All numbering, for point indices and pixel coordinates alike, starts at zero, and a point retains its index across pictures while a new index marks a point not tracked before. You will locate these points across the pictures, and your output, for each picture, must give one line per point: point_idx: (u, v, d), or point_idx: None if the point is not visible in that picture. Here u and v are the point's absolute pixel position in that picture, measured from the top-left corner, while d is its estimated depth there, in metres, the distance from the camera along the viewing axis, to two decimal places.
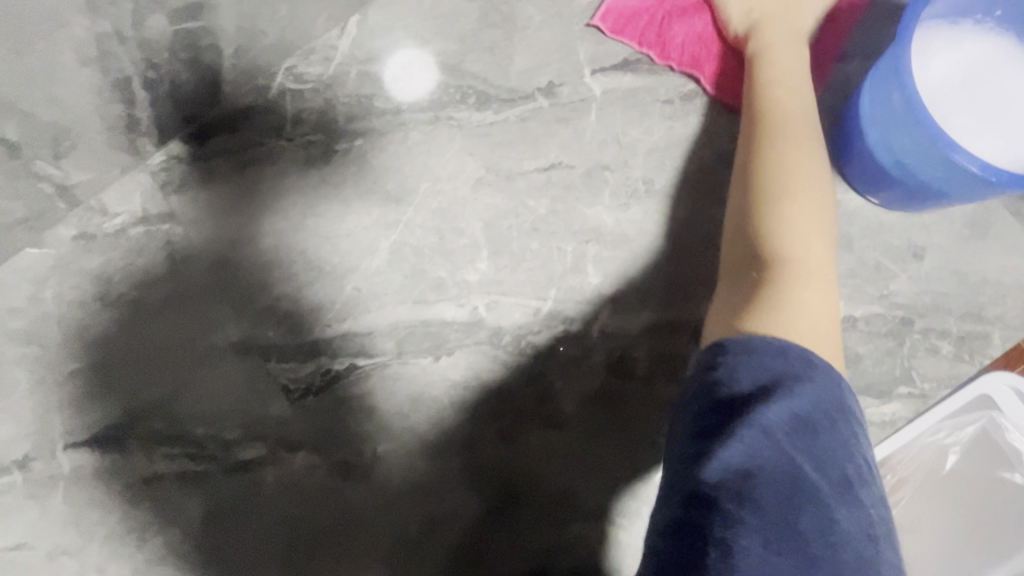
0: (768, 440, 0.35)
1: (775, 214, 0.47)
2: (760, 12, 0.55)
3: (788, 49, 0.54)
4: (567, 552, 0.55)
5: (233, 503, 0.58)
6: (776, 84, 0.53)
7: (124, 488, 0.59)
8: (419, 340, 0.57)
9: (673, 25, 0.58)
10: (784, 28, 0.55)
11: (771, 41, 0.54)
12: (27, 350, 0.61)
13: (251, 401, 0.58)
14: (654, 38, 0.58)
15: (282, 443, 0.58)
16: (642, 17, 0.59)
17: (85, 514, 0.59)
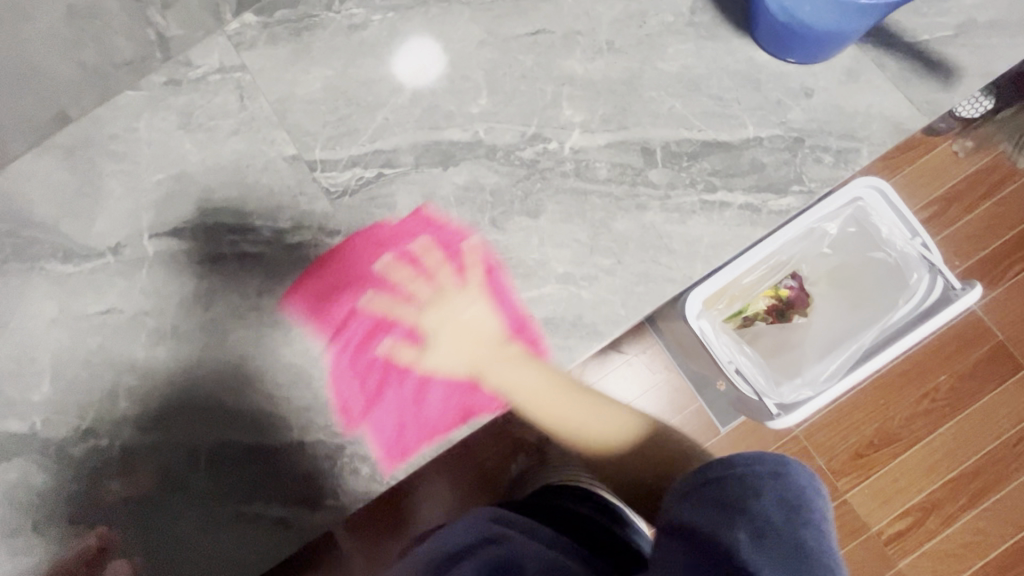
0: (685, 515, 0.54)
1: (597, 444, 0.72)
2: (472, 364, 0.71)
3: (513, 369, 0.69)
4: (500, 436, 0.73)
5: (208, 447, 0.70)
6: (491, 370, 0.71)
7: (196, 267, 0.75)
8: (433, 156, 0.74)
9: (406, 410, 0.70)
10: (495, 355, 0.71)
11: (494, 373, 0.71)
12: (124, 164, 0.78)
13: (300, 199, 0.75)
14: (415, 390, 0.70)
15: (323, 231, 0.74)
16: (363, 384, 0.70)
17: (164, 286, 0.75)
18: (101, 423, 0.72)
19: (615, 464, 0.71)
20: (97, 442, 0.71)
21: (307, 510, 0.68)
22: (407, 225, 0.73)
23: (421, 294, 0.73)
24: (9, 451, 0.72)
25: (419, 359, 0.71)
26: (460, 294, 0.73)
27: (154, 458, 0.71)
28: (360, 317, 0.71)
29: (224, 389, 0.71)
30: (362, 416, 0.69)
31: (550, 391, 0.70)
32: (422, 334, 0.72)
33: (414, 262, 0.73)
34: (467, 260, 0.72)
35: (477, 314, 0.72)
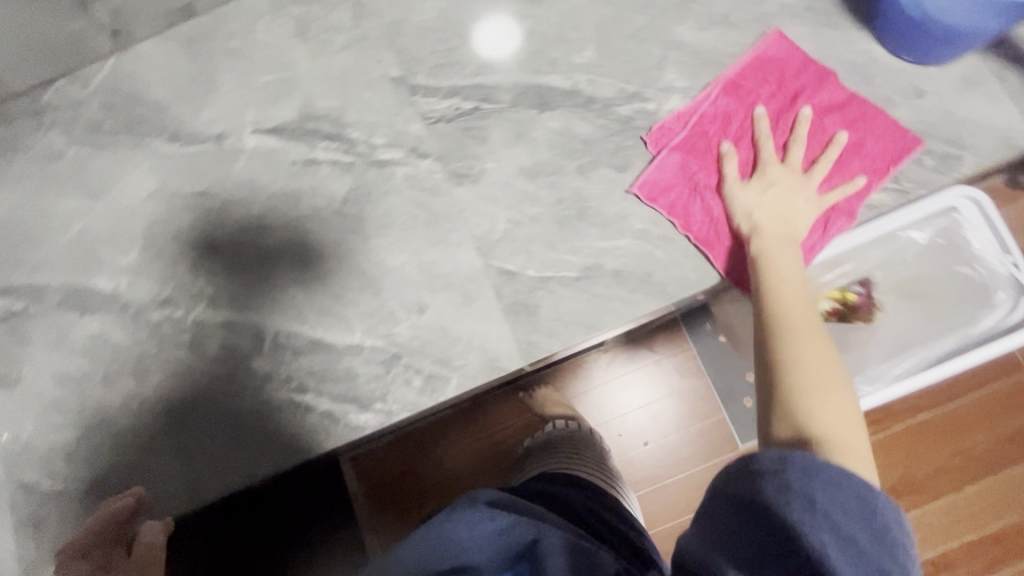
0: (755, 492, 0.41)
1: (789, 370, 0.52)
2: (759, 226, 0.64)
3: (781, 256, 0.62)
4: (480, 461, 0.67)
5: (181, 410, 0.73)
6: (778, 280, 0.60)
7: (289, 166, 0.78)
8: (531, 98, 0.76)
9: (687, 181, 0.71)
10: (780, 232, 0.64)
11: (764, 244, 0.63)
12: (238, 61, 0.82)
13: (396, 120, 0.78)
14: (679, 208, 0.70)
15: (414, 152, 0.76)
16: (666, 190, 0.71)
17: (256, 179, 0.78)
18: (179, 295, 0.76)
19: (818, 420, 0.48)
20: (172, 312, 0.76)
21: (353, 409, 0.70)
22: (790, 71, 0.72)
23: (759, 132, 0.70)
24: (95, 306, 0.77)
25: (735, 189, 0.68)
26: (779, 165, 0.68)
27: (221, 335, 0.74)
28: (670, 145, 0.72)
29: (296, 283, 0.74)
30: (653, 202, 0.71)
31: (806, 323, 0.56)
32: (757, 171, 0.68)
33: (778, 129, 0.71)
34: (821, 150, 0.69)
35: (802, 206, 0.65)
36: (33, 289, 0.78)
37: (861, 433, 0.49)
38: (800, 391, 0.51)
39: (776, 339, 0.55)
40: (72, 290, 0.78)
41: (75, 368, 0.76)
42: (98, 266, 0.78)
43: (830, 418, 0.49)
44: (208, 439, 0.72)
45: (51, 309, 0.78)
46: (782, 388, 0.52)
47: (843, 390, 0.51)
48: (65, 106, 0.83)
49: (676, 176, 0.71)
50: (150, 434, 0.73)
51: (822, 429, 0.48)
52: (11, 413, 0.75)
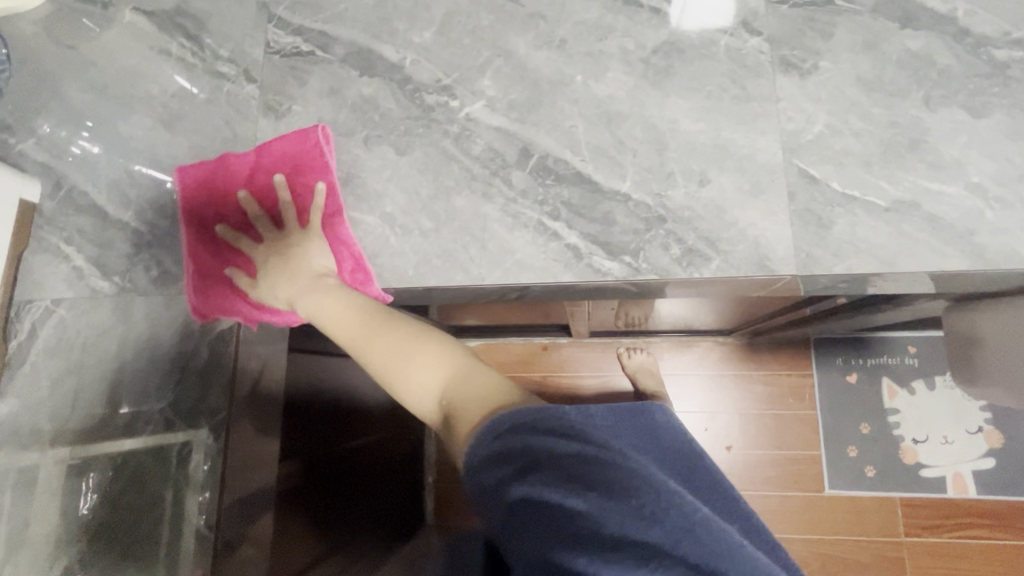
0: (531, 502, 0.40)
1: (407, 385, 0.56)
2: (281, 299, 0.72)
3: (324, 306, 0.66)
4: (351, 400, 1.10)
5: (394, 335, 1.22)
6: (343, 328, 0.63)
7: (609, 0, 0.74)
8: (895, 9, 0.68)
9: (267, 305, 0.78)
10: (301, 278, 0.70)
11: (290, 292, 0.69)
12: None
13: (705, 16, 0.71)
14: (248, 302, 0.80)
15: (745, 26, 0.70)
16: (204, 292, 0.81)
17: (570, 1, 0.75)
18: (460, 88, 0.75)
19: (412, 389, 0.56)
20: (448, 101, 0.75)
21: (600, 253, 0.67)
22: (304, 159, 0.75)
23: (268, 232, 0.74)
24: (376, 70, 0.77)
25: (264, 282, 0.74)
26: (293, 230, 0.73)
27: (490, 140, 0.72)
28: (213, 251, 0.79)
29: (578, 115, 0.71)
30: (234, 295, 0.80)
31: (372, 327, 0.61)
32: (256, 267, 0.75)
33: (272, 204, 0.76)
34: (313, 205, 0.73)
35: (318, 249, 0.71)
36: (323, 37, 0.80)
37: (431, 399, 0.54)
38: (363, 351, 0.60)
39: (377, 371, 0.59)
40: (359, 49, 0.78)
41: (340, 121, 0.77)
42: (390, 36, 0.78)
43: (412, 381, 0.56)
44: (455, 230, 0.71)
45: (334, 60, 0.79)
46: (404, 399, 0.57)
47: (391, 340, 0.59)
48: None
49: (245, 308, 0.80)
50: (396, 206, 0.73)
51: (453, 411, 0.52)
52: (273, 143, 0.78)
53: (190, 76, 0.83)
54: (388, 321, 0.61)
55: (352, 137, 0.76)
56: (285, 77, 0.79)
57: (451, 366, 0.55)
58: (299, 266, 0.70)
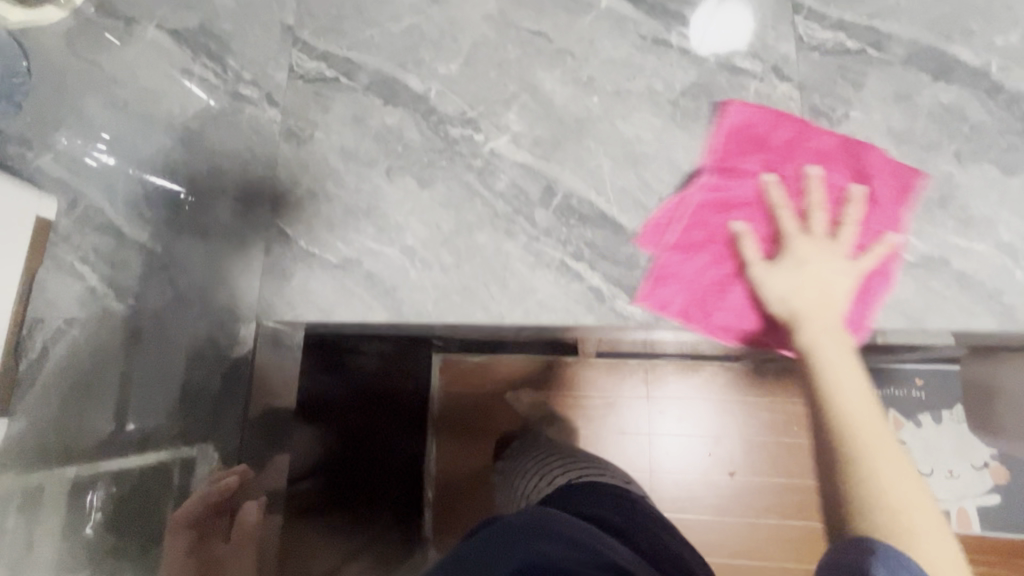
0: None
1: (830, 398, 0.56)
2: (799, 307, 0.61)
3: (836, 390, 0.57)
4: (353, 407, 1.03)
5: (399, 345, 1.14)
6: (834, 377, 0.57)
7: (638, 40, 0.73)
8: (927, 61, 0.68)
9: (704, 287, 0.66)
10: (818, 322, 0.61)
11: (811, 333, 0.60)
12: None
13: (735, 59, 0.71)
14: (673, 265, 0.67)
15: (776, 72, 0.70)
16: (679, 224, 0.67)
17: (599, 38, 0.74)
18: (485, 121, 0.74)
19: (881, 489, 0.50)
20: (472, 134, 0.74)
21: (623, 297, 0.67)
22: (871, 166, 0.66)
23: (814, 226, 0.64)
24: (400, 100, 0.77)
25: (780, 261, 0.63)
26: (802, 239, 0.63)
27: (514, 176, 0.72)
28: (711, 224, 0.67)
29: (604, 155, 0.71)
30: (663, 284, 0.66)
31: (864, 420, 0.54)
32: (778, 248, 0.64)
33: (837, 199, 0.65)
34: (851, 205, 0.64)
35: (837, 279, 0.61)
36: (348, 63, 0.79)
37: (919, 484, 0.51)
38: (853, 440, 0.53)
39: (853, 442, 0.53)
40: (383, 78, 0.78)
41: (362, 150, 0.76)
42: (415, 65, 0.77)
43: (887, 478, 0.51)
44: (475, 267, 0.70)
45: (358, 88, 0.78)
46: (859, 507, 0.49)
47: (895, 461, 0.52)
48: None
49: (666, 245, 0.67)
50: (416, 239, 0.72)
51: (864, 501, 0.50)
52: (293, 169, 0.77)
53: (211, 97, 0.82)
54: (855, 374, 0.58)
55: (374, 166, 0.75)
56: (308, 102, 0.79)
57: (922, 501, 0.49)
58: (789, 313, 0.62)
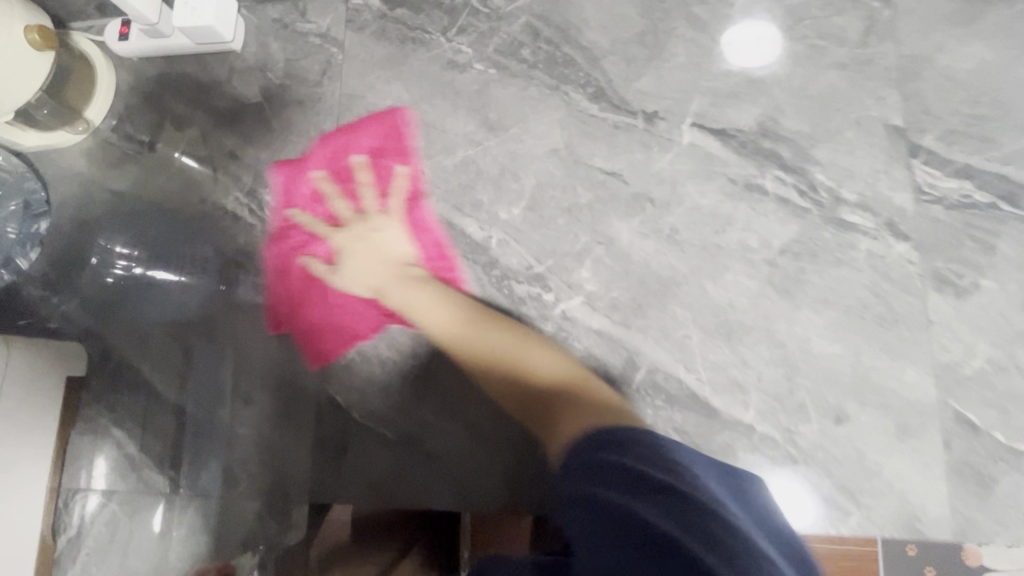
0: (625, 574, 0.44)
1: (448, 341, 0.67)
2: (379, 284, 0.70)
3: (427, 319, 0.67)
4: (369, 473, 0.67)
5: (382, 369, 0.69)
6: (461, 335, 0.66)
7: (728, 185, 0.65)
8: None
9: (297, 292, 0.73)
10: (394, 271, 0.70)
11: (397, 295, 0.69)
12: (700, 36, 0.69)
13: (840, 211, 0.63)
14: (317, 315, 0.71)
15: (891, 228, 0.61)
16: (276, 232, 0.75)
17: (681, 181, 0.66)
18: (554, 277, 0.67)
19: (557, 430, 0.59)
20: (541, 293, 0.67)
21: None
22: (392, 147, 0.73)
23: (344, 213, 0.74)
24: (458, 249, 0.69)
25: (341, 272, 0.72)
26: (379, 214, 0.72)
27: (590, 345, 0.65)
28: (281, 237, 0.74)
29: (692, 324, 0.63)
30: (281, 305, 0.73)
31: (506, 351, 0.65)
32: (337, 259, 0.73)
33: (376, 169, 0.73)
34: (398, 187, 0.72)
35: (393, 237, 0.71)
36: (398, 203, 0.72)
37: (570, 395, 0.60)
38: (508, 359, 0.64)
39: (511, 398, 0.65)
40: (438, 222, 0.70)
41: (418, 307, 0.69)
42: (473, 208, 0.70)
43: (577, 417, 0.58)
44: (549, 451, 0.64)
45: (410, 233, 0.71)
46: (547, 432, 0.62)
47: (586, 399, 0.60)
48: (489, 15, 0.74)
49: (283, 257, 0.74)
50: (481, 414, 0.66)
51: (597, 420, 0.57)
52: (341, 327, 0.70)
53: (247, 238, 0.76)
54: (485, 333, 0.65)
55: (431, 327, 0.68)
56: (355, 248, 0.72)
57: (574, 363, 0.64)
58: (398, 265, 0.70)
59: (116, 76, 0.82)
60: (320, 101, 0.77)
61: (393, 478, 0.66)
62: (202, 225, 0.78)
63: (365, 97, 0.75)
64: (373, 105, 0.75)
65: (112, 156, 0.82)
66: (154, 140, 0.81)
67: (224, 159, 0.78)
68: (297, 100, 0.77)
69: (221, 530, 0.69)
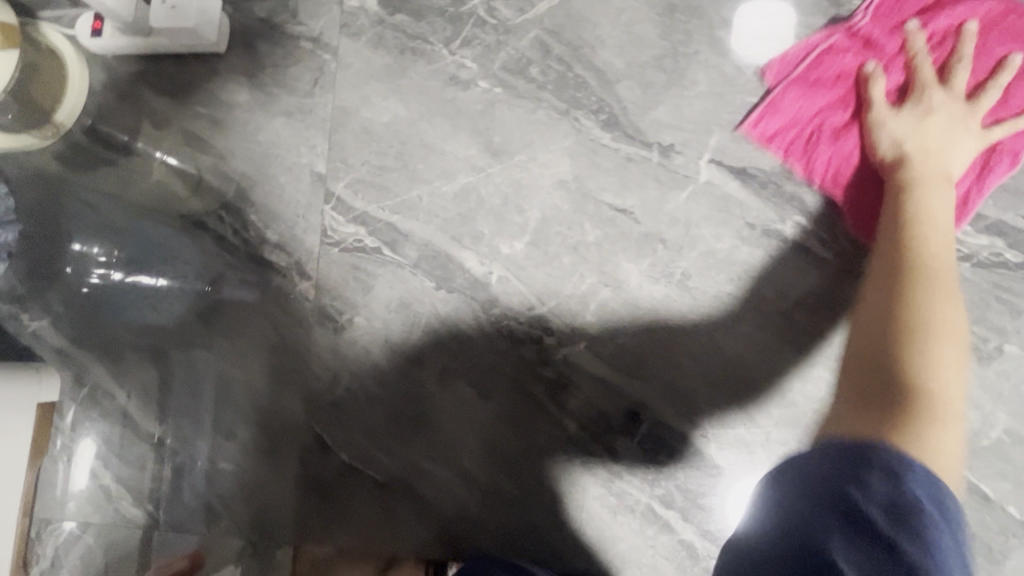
0: None
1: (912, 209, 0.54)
2: (913, 146, 0.57)
3: (942, 194, 0.55)
4: (339, 500, 0.64)
5: (358, 392, 0.65)
6: (927, 223, 0.53)
7: (746, 228, 0.62)
8: None
9: (816, 115, 0.61)
10: (934, 171, 0.56)
11: (926, 170, 0.56)
12: (723, 62, 0.64)
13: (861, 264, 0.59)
14: (810, 98, 0.62)
15: None
16: (805, 58, 0.62)
17: (697, 222, 0.62)
18: (559, 321, 0.63)
19: (922, 361, 0.44)
20: (543, 337, 0.63)
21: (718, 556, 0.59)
22: (994, 55, 0.59)
23: (959, 75, 0.58)
24: (456, 284, 0.65)
25: (889, 121, 0.58)
26: (966, 111, 0.57)
27: (592, 394, 0.62)
28: (842, 81, 0.61)
29: (702, 377, 0.60)
30: (767, 111, 0.62)
31: (936, 256, 0.51)
32: (912, 92, 0.58)
33: (942, 56, 0.59)
34: (964, 47, 0.58)
35: (963, 144, 0.56)
36: (393, 232, 0.67)
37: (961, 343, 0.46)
38: (935, 329, 0.45)
39: (920, 335, 0.45)
40: (435, 253, 0.66)
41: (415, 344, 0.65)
42: (473, 241, 0.65)
43: (919, 359, 0.44)
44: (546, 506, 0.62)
45: (405, 263, 0.66)
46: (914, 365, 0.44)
47: (954, 350, 0.44)
48: (497, 27, 0.68)
49: (823, 58, 0.62)
50: (471, 458, 0.63)
51: (920, 442, 0.38)
52: (330, 361, 0.67)
53: (230, 260, 0.71)
54: (949, 233, 0.53)
55: (430, 365, 0.65)
56: (346, 278, 0.67)
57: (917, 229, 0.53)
58: (909, 145, 0.57)
59: (85, 96, 0.75)
60: (310, 112, 0.71)
61: (380, 527, 0.64)
62: (182, 244, 0.73)
63: (359, 111, 0.70)
64: (368, 122, 0.69)
65: (85, 162, 0.76)
66: (129, 146, 0.75)
67: (205, 171, 0.73)
68: (286, 110, 0.72)
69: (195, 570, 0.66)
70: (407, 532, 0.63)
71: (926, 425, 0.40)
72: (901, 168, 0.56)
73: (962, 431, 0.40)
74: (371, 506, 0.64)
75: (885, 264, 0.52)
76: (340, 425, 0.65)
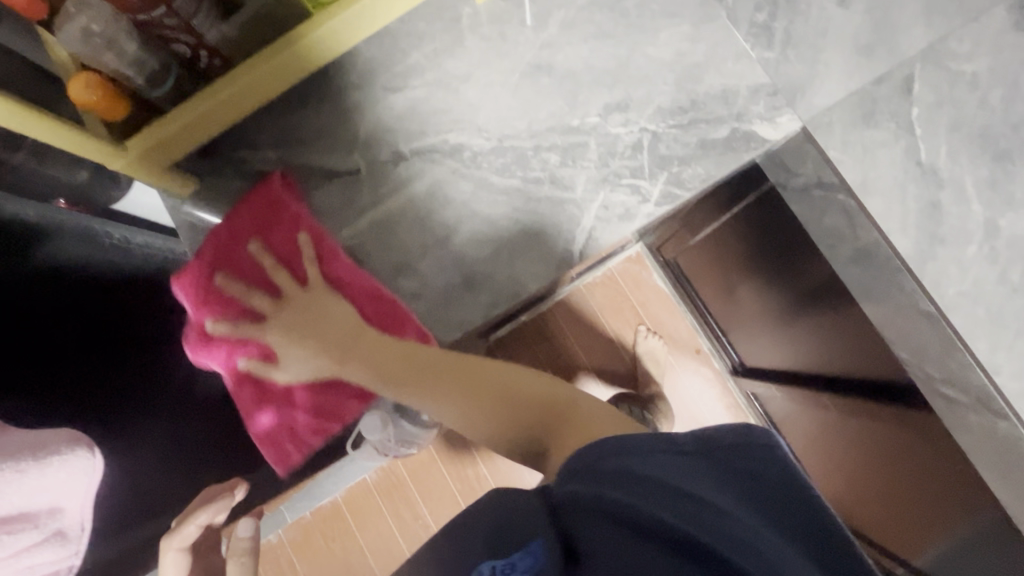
0: (644, 465, 0.36)
1: (389, 381, 0.56)
2: (365, 381, 0.56)
3: (362, 360, 0.57)
4: (873, 131, 0.61)
5: (978, 71, 0.60)
6: (393, 381, 0.55)
7: None
8: None
9: (249, 371, 0.60)
10: (341, 336, 0.58)
11: (352, 368, 0.57)
12: None
13: None
14: (248, 386, 0.60)
15: None
16: (229, 376, 0.61)
17: None
18: None
19: (445, 411, 0.53)
20: None
21: None
22: (275, 220, 0.61)
23: (281, 279, 0.59)
24: None
25: (281, 312, 0.59)
26: (300, 292, 0.59)
27: None
28: (242, 211, 0.61)
29: None
30: (202, 351, 0.60)
31: (417, 377, 0.55)
32: (282, 298, 0.59)
33: (254, 255, 0.60)
34: (310, 253, 0.59)
35: (337, 309, 0.58)
36: None
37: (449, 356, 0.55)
38: (441, 370, 0.54)
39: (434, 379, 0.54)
40: None
41: None
42: None
43: (494, 374, 0.53)
44: (996, 207, 0.58)
45: None
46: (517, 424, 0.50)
47: (450, 361, 0.54)
48: None
49: (196, 325, 0.60)
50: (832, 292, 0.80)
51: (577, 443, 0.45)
52: None
53: None
54: (393, 347, 0.57)
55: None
56: None
57: (380, 372, 0.56)
58: (339, 329, 0.58)
59: None
60: None
61: (862, 149, 0.61)
62: None
63: None
64: None
65: None
66: None
67: None
68: None
69: (699, 73, 0.63)
70: (895, 206, 0.60)
71: (573, 433, 0.46)
72: (395, 380, 0.55)
73: (586, 412, 0.48)
74: (892, 159, 0.60)
75: (432, 391, 0.53)
76: (935, 81, 0.61)
